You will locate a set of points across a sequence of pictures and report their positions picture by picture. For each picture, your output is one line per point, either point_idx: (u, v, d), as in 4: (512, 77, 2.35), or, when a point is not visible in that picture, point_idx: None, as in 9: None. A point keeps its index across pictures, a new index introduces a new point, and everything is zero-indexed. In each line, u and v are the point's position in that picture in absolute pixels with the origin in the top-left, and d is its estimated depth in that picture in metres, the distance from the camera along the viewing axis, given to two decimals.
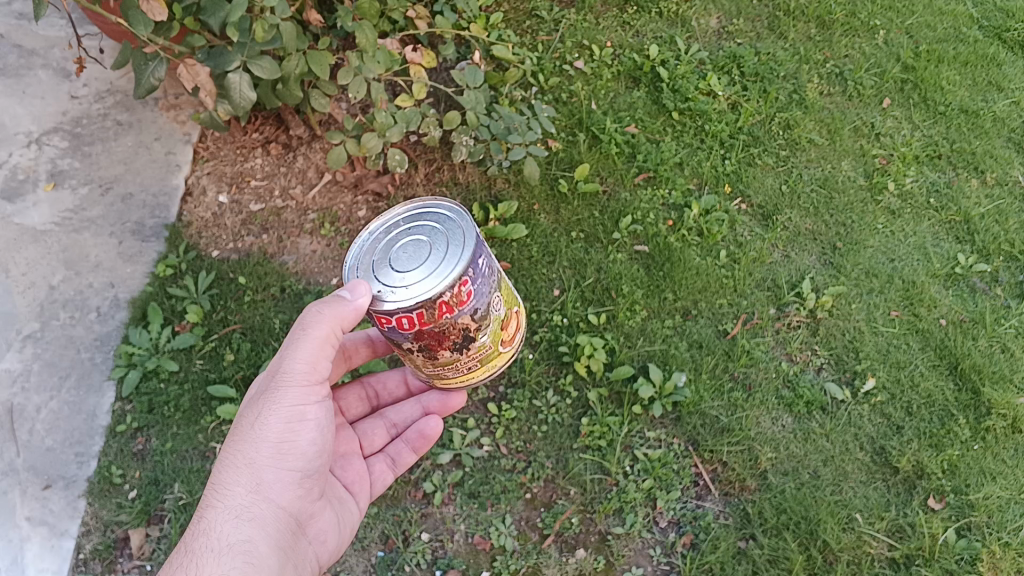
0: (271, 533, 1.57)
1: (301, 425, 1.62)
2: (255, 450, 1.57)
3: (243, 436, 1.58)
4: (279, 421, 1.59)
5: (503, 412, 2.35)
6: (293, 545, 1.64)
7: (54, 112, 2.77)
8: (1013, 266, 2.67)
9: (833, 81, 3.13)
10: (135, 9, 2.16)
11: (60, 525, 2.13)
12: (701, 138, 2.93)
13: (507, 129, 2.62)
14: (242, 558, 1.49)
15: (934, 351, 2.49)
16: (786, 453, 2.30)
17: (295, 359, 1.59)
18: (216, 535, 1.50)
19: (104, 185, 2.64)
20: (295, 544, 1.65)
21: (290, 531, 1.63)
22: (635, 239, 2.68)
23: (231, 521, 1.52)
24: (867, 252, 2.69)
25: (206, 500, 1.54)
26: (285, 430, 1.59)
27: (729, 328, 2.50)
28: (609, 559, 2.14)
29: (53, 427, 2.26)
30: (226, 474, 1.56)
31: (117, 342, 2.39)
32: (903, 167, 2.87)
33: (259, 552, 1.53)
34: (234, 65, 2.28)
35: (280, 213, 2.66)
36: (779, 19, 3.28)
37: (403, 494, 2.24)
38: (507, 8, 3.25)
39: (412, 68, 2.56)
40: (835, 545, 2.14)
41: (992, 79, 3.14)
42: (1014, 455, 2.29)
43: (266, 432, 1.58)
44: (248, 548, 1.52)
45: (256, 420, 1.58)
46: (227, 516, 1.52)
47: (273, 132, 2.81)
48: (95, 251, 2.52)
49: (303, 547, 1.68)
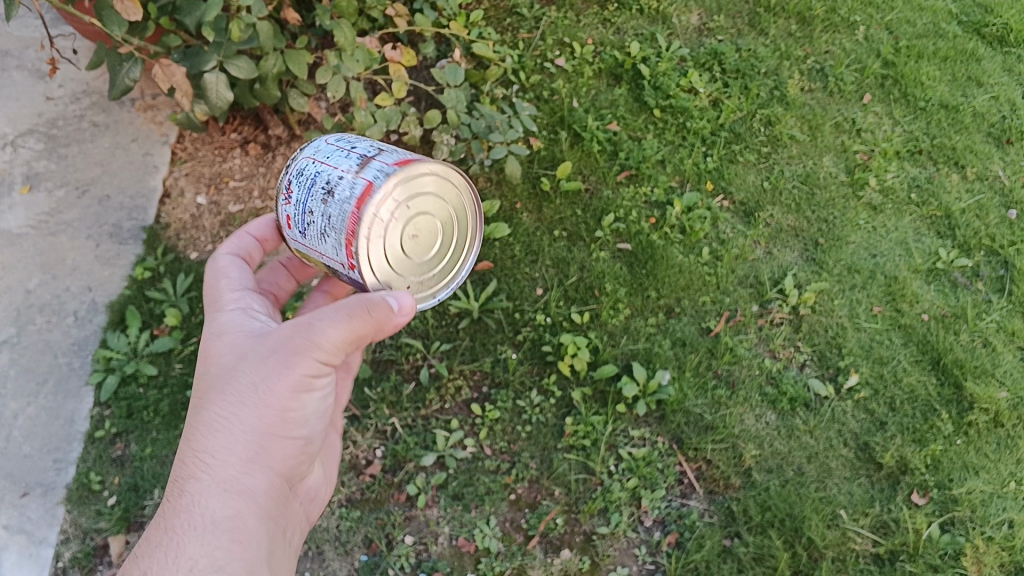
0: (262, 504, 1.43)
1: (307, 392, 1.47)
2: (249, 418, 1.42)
3: (234, 399, 1.42)
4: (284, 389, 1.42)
5: (487, 413, 2.32)
6: (286, 508, 1.52)
7: (29, 114, 2.73)
8: (993, 261, 2.69)
9: (814, 77, 3.13)
10: (110, 9, 2.13)
11: (38, 533, 2.10)
12: (683, 136, 2.92)
13: (487, 128, 2.62)
14: (228, 536, 1.36)
15: (916, 346, 2.49)
16: (770, 450, 2.30)
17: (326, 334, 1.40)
18: (201, 510, 1.37)
19: (80, 188, 2.60)
20: (287, 505, 1.53)
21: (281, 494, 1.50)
22: (618, 237, 2.67)
23: (217, 495, 1.38)
24: (849, 248, 2.69)
25: (189, 467, 1.41)
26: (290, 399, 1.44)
27: (712, 326, 2.50)
28: (595, 559, 2.13)
29: (30, 434, 2.22)
30: (212, 442, 1.41)
31: (94, 347, 2.36)
32: (884, 163, 2.88)
33: (246, 527, 1.39)
34: (211, 64, 2.24)
35: (259, 214, 2.64)
36: (759, 15, 3.28)
37: (386, 497, 2.21)
38: (487, 5, 3.23)
39: (391, 66, 2.54)
40: (819, 542, 2.14)
41: (971, 73, 3.16)
42: (996, 449, 2.30)
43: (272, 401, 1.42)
44: (235, 524, 1.38)
45: (256, 382, 1.42)
46: (214, 487, 1.39)
47: (251, 132, 2.78)
48: (72, 254, 2.49)
49: (293, 505, 1.57)
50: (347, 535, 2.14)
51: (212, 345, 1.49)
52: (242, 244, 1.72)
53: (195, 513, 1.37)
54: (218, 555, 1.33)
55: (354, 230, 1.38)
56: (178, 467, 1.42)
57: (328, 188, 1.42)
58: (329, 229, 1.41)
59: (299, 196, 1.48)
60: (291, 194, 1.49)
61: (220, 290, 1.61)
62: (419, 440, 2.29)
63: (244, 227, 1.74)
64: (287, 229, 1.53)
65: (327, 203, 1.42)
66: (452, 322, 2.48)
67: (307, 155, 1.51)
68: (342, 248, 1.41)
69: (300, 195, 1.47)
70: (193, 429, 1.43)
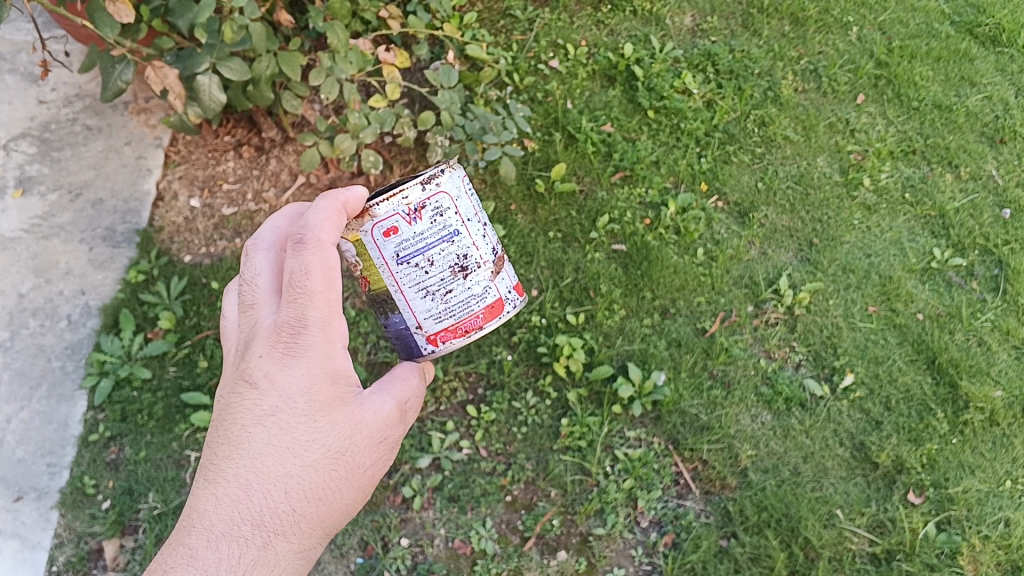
0: None
1: None
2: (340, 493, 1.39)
3: (344, 471, 1.38)
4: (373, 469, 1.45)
5: (482, 414, 2.32)
6: None
7: (21, 117, 2.72)
8: (987, 259, 2.69)
9: (808, 77, 3.14)
10: (102, 11, 2.13)
11: (33, 537, 2.09)
12: (677, 137, 2.92)
13: (481, 129, 2.63)
14: None
15: (912, 346, 2.49)
16: (766, 450, 2.30)
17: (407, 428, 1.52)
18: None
19: (73, 191, 2.59)
20: None
21: None
22: (613, 238, 2.67)
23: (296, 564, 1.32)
24: (843, 248, 2.69)
25: (279, 524, 1.30)
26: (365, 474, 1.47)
27: (707, 326, 2.50)
28: (591, 560, 2.13)
29: (23, 438, 2.21)
30: (311, 509, 1.34)
31: (88, 350, 2.34)
32: (878, 163, 2.88)
33: None
34: (204, 66, 2.24)
35: (253, 216, 2.64)
36: (753, 16, 3.28)
37: (382, 499, 2.20)
38: (481, 7, 3.23)
39: (385, 68, 2.54)
40: (816, 542, 2.14)
41: (964, 73, 3.17)
42: (991, 448, 2.30)
43: (365, 484, 1.42)
44: None
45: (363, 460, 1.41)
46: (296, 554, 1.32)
47: (245, 134, 2.78)
48: (65, 257, 2.48)
49: None
50: (342, 538, 2.13)
51: (324, 386, 1.35)
52: (335, 225, 1.39)
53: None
54: None
55: (463, 329, 1.58)
56: (260, 514, 1.28)
57: (461, 265, 1.53)
58: (444, 305, 1.54)
59: (426, 234, 1.48)
60: (417, 220, 1.46)
61: (326, 292, 1.35)
62: (415, 442, 2.28)
63: (339, 193, 1.40)
64: (381, 237, 1.45)
65: (456, 283, 1.53)
66: None
67: (448, 191, 1.48)
68: (444, 328, 1.56)
69: (427, 236, 1.48)
70: (287, 482, 1.31)
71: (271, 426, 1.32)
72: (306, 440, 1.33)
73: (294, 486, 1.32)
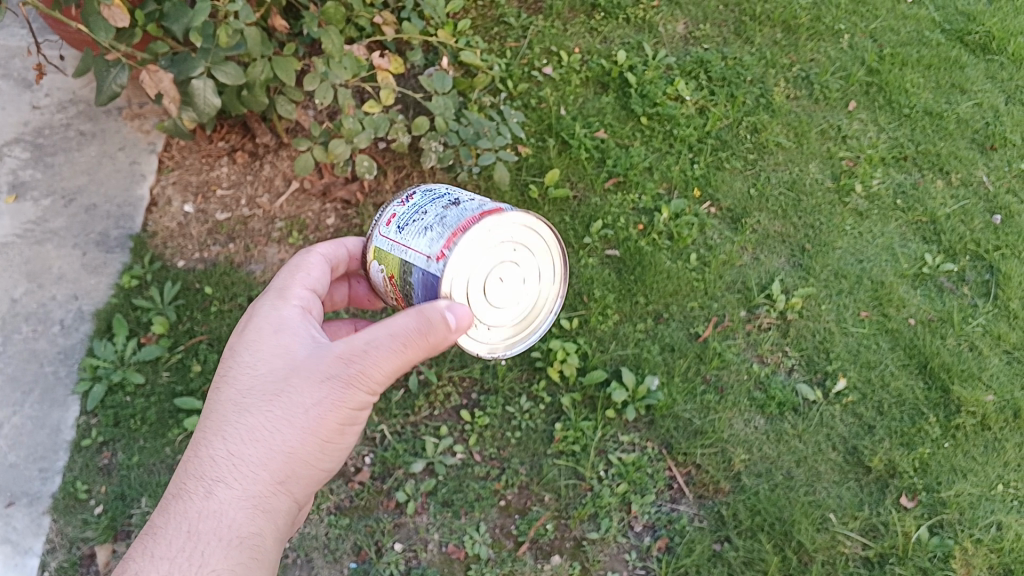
0: (280, 523, 1.38)
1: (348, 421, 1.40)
2: (287, 437, 1.35)
3: (279, 412, 1.35)
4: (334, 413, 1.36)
5: (476, 419, 2.32)
6: (294, 524, 1.45)
7: (14, 122, 2.72)
8: (979, 265, 2.71)
9: (800, 84, 3.16)
10: (97, 15, 2.14)
11: (24, 543, 2.07)
12: (670, 143, 2.94)
13: (476, 134, 2.63)
14: (248, 553, 1.31)
15: (904, 351, 2.50)
16: (759, 454, 2.30)
17: (381, 366, 1.34)
18: (224, 522, 1.31)
19: (67, 196, 2.59)
20: (297, 520, 1.47)
21: (296, 511, 1.45)
22: (607, 244, 2.68)
23: (244, 509, 1.33)
24: (835, 253, 2.71)
25: (218, 473, 1.34)
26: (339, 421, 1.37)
27: (700, 331, 2.51)
28: (585, 564, 2.12)
29: (15, 444, 2.20)
30: (250, 454, 1.34)
31: (81, 355, 2.33)
32: (870, 169, 2.91)
33: (263, 547, 1.34)
34: (198, 71, 2.23)
35: (247, 222, 2.64)
36: (745, 24, 3.31)
37: (375, 504, 2.19)
38: (475, 14, 3.25)
39: (379, 73, 2.54)
40: (809, 545, 2.14)
41: (954, 81, 3.20)
42: (983, 452, 2.31)
43: (314, 424, 1.36)
44: (254, 542, 1.33)
45: (305, 400, 1.35)
46: (242, 500, 1.33)
47: (239, 140, 2.79)
48: (58, 263, 2.47)
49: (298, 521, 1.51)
50: (335, 543, 2.12)
51: (267, 339, 1.42)
52: (335, 253, 1.66)
53: (218, 522, 1.31)
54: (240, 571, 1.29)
55: (467, 228, 1.37)
56: (201, 465, 1.34)
57: (455, 204, 1.45)
58: (439, 224, 1.39)
59: (417, 204, 1.48)
60: (409, 201, 1.50)
61: (293, 279, 1.55)
62: (409, 446, 2.28)
63: (343, 239, 1.70)
64: (383, 228, 1.50)
65: (448, 210, 1.42)
66: None
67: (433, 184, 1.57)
68: (444, 238, 1.37)
69: (418, 201, 1.48)
70: (227, 429, 1.36)
71: (222, 388, 1.40)
72: (246, 391, 1.38)
73: (233, 434, 1.35)
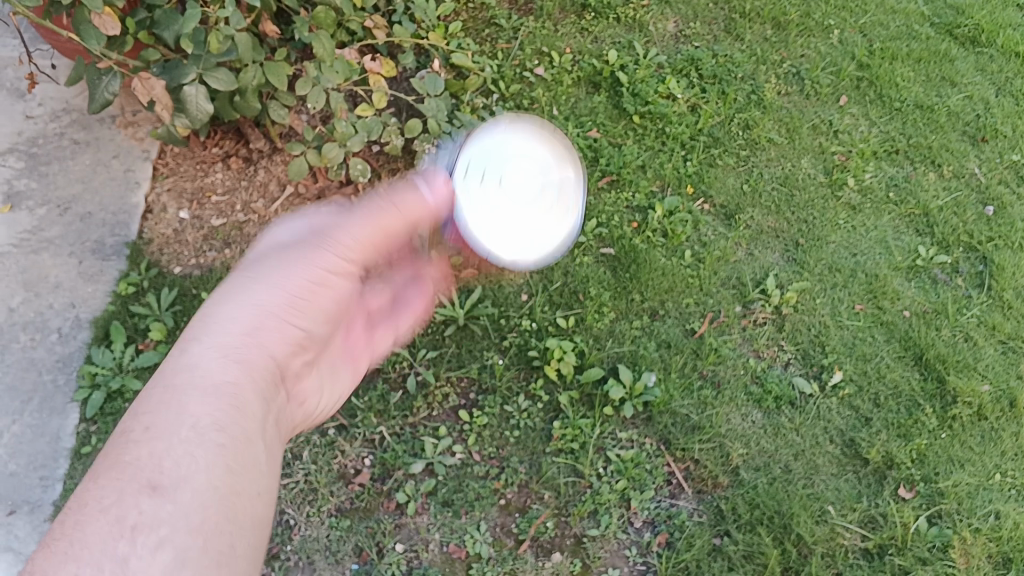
0: (232, 416, 1.10)
1: (325, 279, 1.30)
2: (252, 292, 1.22)
3: (241, 277, 1.25)
4: (299, 264, 1.27)
5: (474, 419, 2.30)
6: (252, 460, 1.10)
7: (8, 132, 2.73)
8: (972, 257, 2.73)
9: (791, 80, 3.19)
10: (88, 23, 2.16)
11: (26, 550, 2.04)
12: (663, 141, 2.95)
13: (468, 135, 2.63)
14: (202, 440, 1.05)
15: (899, 343, 2.51)
16: (757, 448, 2.30)
17: (346, 230, 1.32)
18: (171, 413, 1.06)
19: (62, 205, 2.59)
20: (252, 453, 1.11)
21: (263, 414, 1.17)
22: (602, 243, 2.69)
23: (195, 397, 1.09)
24: (829, 247, 2.72)
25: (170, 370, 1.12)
26: (309, 279, 1.27)
27: (696, 327, 2.52)
28: (586, 561, 2.12)
29: (16, 452, 2.18)
30: (213, 317, 1.18)
31: (79, 363, 2.32)
32: (862, 163, 2.93)
33: (212, 438, 1.06)
34: (190, 77, 2.24)
35: (243, 227, 2.65)
36: (735, 21, 3.36)
37: (375, 505, 2.17)
38: (465, 17, 3.26)
39: (370, 78, 2.56)
40: (808, 538, 2.14)
41: (945, 74, 3.27)
42: (980, 442, 2.32)
43: (286, 283, 1.25)
44: (204, 428, 1.07)
45: (270, 264, 1.27)
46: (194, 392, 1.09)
47: (234, 146, 2.81)
48: (54, 271, 2.47)
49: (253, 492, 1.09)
50: (337, 544, 2.09)
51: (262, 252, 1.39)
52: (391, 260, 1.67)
53: (166, 415, 1.06)
54: (186, 457, 1.03)
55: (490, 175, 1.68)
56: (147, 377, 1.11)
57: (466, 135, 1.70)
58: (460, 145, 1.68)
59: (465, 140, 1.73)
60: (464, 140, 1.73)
61: None
62: (407, 447, 2.25)
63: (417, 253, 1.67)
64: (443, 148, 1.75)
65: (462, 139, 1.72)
66: (438, 330, 2.48)
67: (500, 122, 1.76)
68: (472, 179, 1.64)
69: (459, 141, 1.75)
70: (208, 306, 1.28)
71: None
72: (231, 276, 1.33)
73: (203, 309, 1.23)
